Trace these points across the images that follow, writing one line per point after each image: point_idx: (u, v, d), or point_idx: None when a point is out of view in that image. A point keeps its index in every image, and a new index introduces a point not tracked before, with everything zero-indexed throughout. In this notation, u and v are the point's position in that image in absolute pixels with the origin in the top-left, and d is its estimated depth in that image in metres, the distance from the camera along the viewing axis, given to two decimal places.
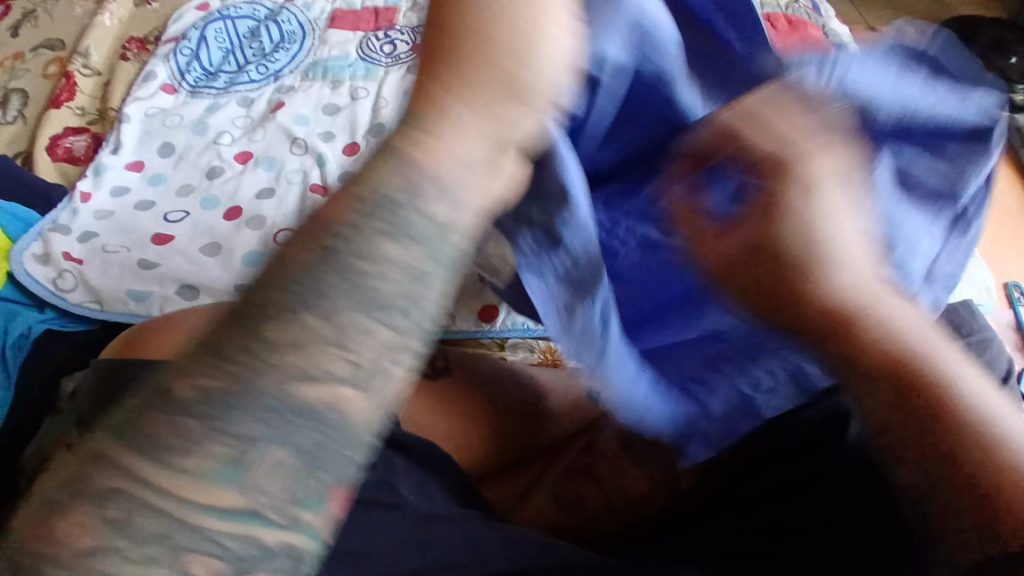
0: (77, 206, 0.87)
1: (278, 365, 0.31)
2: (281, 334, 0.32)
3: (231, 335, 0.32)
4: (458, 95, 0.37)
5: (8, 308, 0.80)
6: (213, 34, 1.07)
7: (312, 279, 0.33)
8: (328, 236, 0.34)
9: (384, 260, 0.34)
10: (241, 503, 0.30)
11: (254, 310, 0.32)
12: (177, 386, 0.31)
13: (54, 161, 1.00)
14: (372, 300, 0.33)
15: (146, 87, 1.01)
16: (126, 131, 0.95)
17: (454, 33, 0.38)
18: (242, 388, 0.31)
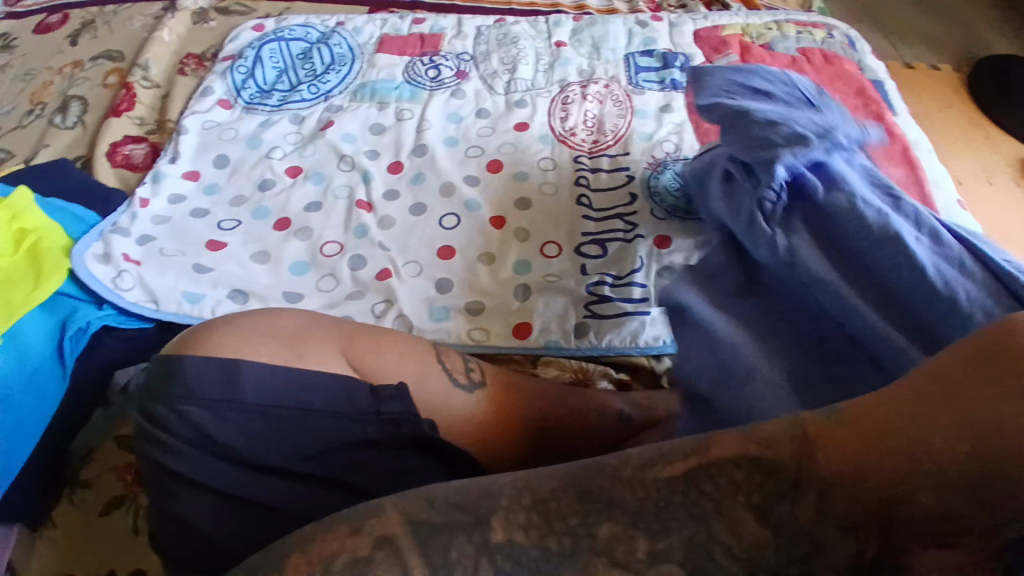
0: (136, 210, 0.92)
1: (590, 570, 0.35)
2: (610, 536, 0.36)
3: (568, 503, 0.37)
4: (918, 429, 0.36)
5: (67, 303, 0.81)
6: (268, 54, 1.13)
7: (660, 496, 0.37)
8: (697, 472, 0.37)
9: (736, 532, 0.35)
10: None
11: (596, 497, 0.37)
12: (495, 523, 0.37)
13: (114, 167, 1.06)
14: (703, 567, 0.34)
15: (203, 101, 1.07)
16: (185, 142, 1.01)
17: (982, 372, 0.35)
18: (554, 560, 0.35)
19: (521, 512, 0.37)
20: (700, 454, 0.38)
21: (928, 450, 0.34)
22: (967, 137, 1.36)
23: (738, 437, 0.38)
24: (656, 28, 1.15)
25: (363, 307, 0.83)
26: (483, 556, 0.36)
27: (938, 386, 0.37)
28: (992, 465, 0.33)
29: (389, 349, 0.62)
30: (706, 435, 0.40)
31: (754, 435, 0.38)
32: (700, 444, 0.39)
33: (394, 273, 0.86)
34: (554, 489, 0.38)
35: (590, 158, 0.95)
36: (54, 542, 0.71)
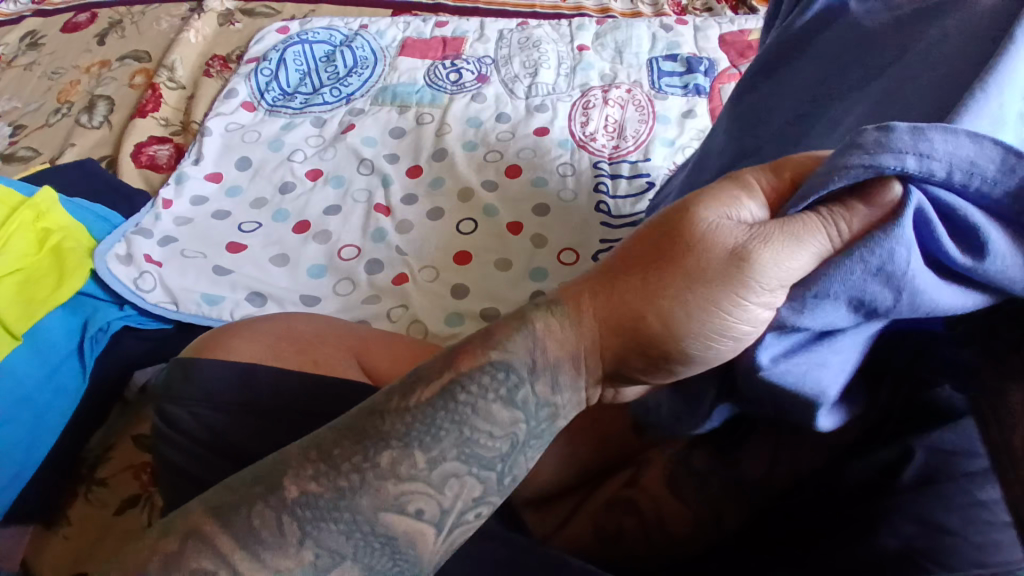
0: (159, 211, 0.93)
1: (381, 493, 0.37)
2: (390, 463, 0.37)
3: (344, 447, 0.37)
4: (614, 310, 0.38)
5: (89, 302, 0.82)
6: (292, 56, 1.14)
7: (424, 417, 0.38)
8: (458, 392, 0.38)
9: (495, 421, 0.38)
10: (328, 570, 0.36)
11: (369, 434, 0.37)
12: (287, 483, 0.36)
13: (139, 167, 1.07)
14: (473, 450, 0.38)
15: (227, 103, 1.08)
16: (209, 144, 1.02)
17: (652, 259, 0.37)
18: (345, 497, 0.36)
19: (308, 465, 0.37)
20: (452, 368, 0.39)
21: (617, 331, 0.38)
22: None
23: (479, 345, 0.39)
24: (681, 32, 1.14)
25: (378, 311, 0.83)
26: (283, 514, 0.36)
27: (621, 276, 0.38)
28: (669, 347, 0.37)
29: (403, 359, 0.62)
30: (453, 346, 0.40)
31: (489, 339, 0.39)
32: (450, 348, 0.40)
33: (410, 278, 0.86)
34: (333, 436, 0.38)
35: (610, 164, 0.95)
36: (70, 539, 0.72)
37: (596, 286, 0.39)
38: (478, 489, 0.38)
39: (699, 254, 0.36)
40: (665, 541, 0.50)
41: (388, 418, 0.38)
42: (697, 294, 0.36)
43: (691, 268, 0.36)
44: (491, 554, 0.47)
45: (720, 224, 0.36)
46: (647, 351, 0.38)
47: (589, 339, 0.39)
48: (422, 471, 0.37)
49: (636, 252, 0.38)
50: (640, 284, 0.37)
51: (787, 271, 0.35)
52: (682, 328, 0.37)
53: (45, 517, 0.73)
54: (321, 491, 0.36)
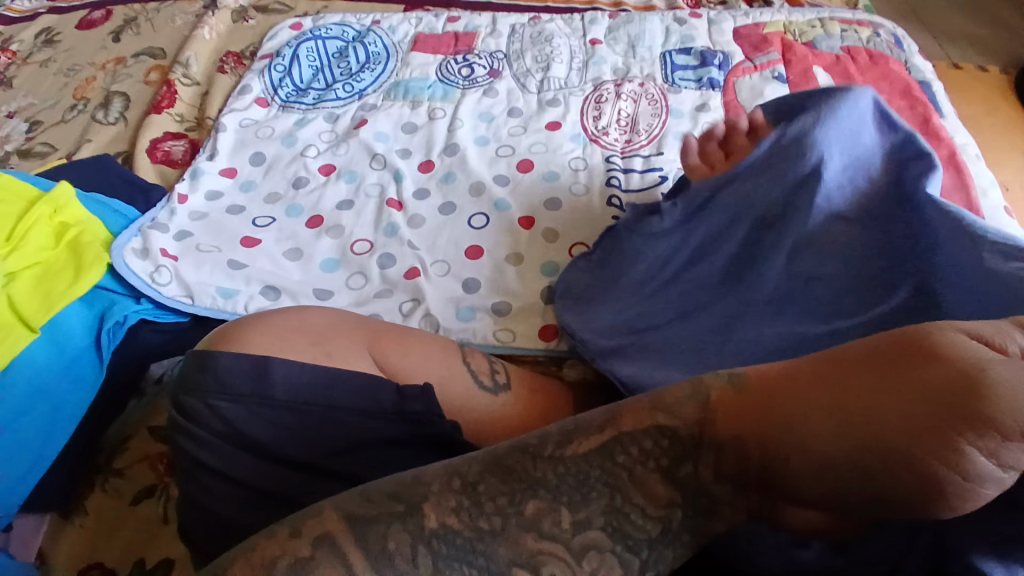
0: (174, 206, 0.94)
1: (521, 545, 0.36)
2: (535, 513, 0.37)
3: (497, 484, 0.38)
4: (803, 418, 0.37)
5: (106, 296, 0.84)
6: (305, 52, 1.15)
7: (580, 469, 0.38)
8: (616, 446, 0.39)
9: (648, 493, 0.38)
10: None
11: (522, 473, 0.38)
12: (426, 510, 0.37)
13: (154, 163, 1.08)
14: (622, 527, 0.37)
15: (241, 99, 1.09)
16: (223, 140, 1.03)
17: (880, 373, 0.36)
18: (485, 539, 0.37)
19: (453, 497, 0.38)
20: (614, 424, 0.39)
21: (815, 441, 0.36)
22: None
23: (646, 402, 0.40)
24: (694, 25, 1.13)
25: (390, 305, 0.83)
26: (419, 543, 0.36)
27: (830, 386, 0.37)
28: (872, 463, 0.35)
29: (414, 350, 0.62)
30: (617, 404, 0.41)
31: (661, 401, 0.40)
32: (612, 405, 0.41)
33: (422, 272, 0.86)
34: (480, 471, 0.39)
35: (622, 159, 0.94)
36: (87, 529, 0.73)
37: (797, 391, 0.38)
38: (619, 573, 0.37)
39: (934, 380, 0.34)
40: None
41: (540, 463, 0.38)
42: (920, 420, 0.34)
43: (914, 391, 0.34)
44: None
45: (960, 347, 0.35)
46: (845, 473, 0.36)
47: (769, 435, 0.38)
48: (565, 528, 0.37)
49: (852, 363, 0.38)
50: (845, 399, 0.36)
51: None
52: (889, 445, 0.34)
53: (61, 507, 0.74)
54: (459, 526, 0.37)
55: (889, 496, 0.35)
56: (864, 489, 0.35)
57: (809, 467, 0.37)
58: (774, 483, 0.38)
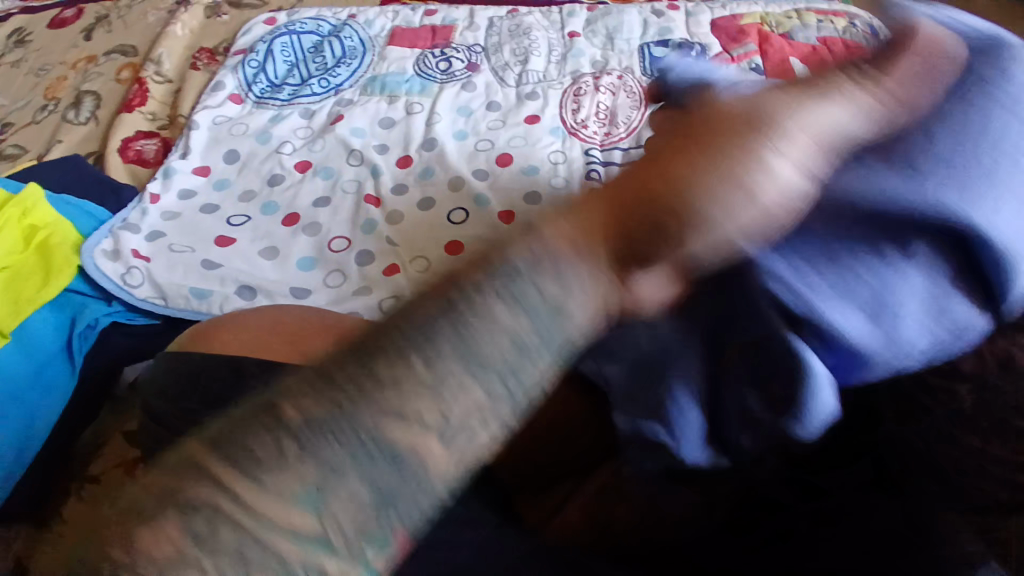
0: (146, 206, 0.92)
1: (379, 411, 0.28)
2: (386, 376, 0.28)
3: (345, 366, 0.29)
4: (619, 190, 0.31)
5: (75, 299, 0.83)
6: (280, 47, 1.13)
7: (423, 319, 0.29)
8: (455, 291, 0.29)
9: (490, 317, 0.28)
10: (314, 529, 0.27)
11: (366, 345, 0.29)
12: (280, 407, 0.28)
13: (126, 162, 1.06)
14: (479, 357, 0.28)
15: (215, 96, 1.07)
16: (196, 137, 1.01)
17: (680, 133, 0.32)
18: (337, 414, 0.28)
19: (304, 390, 0.28)
20: (453, 275, 0.30)
21: (628, 201, 0.30)
22: None
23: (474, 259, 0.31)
24: (672, 18, 1.13)
25: (369, 302, 0.82)
26: (281, 436, 0.28)
27: (639, 164, 0.32)
28: (685, 199, 0.29)
29: None
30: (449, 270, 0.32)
31: (487, 251, 0.31)
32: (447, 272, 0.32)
33: (401, 269, 0.85)
34: (319, 367, 0.29)
35: (602, 152, 0.94)
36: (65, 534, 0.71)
37: (617, 179, 0.32)
38: (483, 398, 0.28)
39: (723, 111, 0.32)
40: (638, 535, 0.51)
41: (385, 324, 0.29)
42: (749, 139, 0.30)
43: (716, 123, 0.32)
44: None
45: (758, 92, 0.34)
46: (661, 223, 0.29)
47: (594, 224, 0.30)
48: (428, 380, 0.28)
49: (668, 142, 0.32)
50: (649, 161, 0.32)
51: (841, 122, 0.32)
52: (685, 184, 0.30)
53: (34, 515, 0.71)
54: (316, 413, 0.28)
55: (715, 232, 0.30)
56: (695, 228, 0.30)
57: (634, 235, 0.30)
58: (620, 269, 0.30)
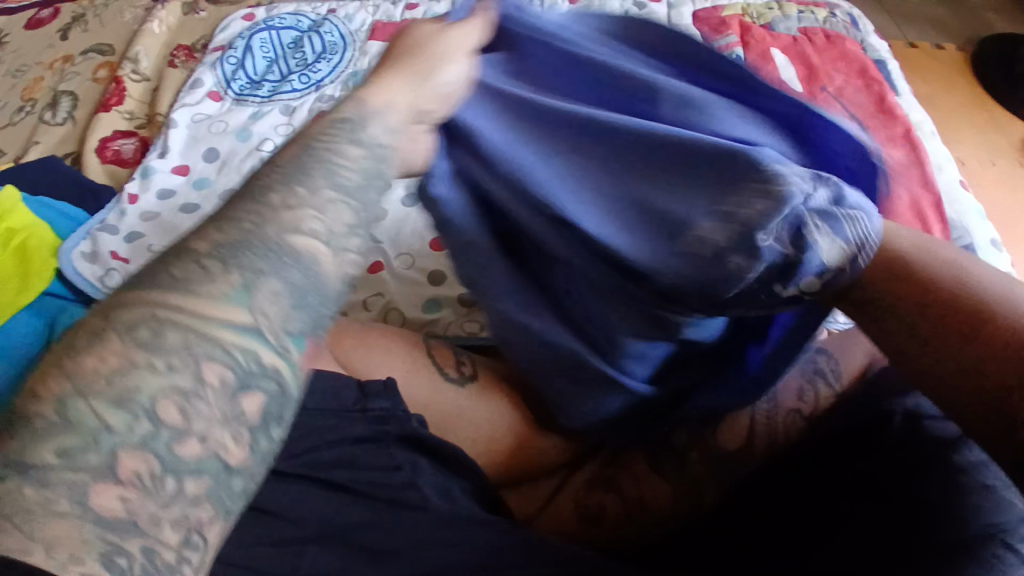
0: (124, 206, 0.91)
1: (275, 220, 0.45)
2: (274, 201, 0.46)
3: (241, 206, 0.46)
4: (390, 69, 0.54)
5: (54, 302, 0.82)
6: (258, 43, 1.11)
7: (285, 171, 0.48)
8: (310, 141, 0.50)
9: (348, 156, 0.49)
10: (247, 321, 0.42)
11: (245, 194, 0.47)
12: (194, 245, 0.44)
13: (103, 163, 1.04)
14: (339, 180, 0.48)
15: (193, 94, 1.05)
16: (174, 136, 0.99)
17: (396, 51, 0.56)
18: (240, 235, 0.44)
19: (215, 233, 0.44)
20: (302, 137, 0.51)
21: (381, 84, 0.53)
22: (988, 112, 1.32)
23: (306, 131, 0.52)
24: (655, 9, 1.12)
25: (353, 300, 0.81)
26: (198, 260, 0.43)
27: (378, 66, 0.55)
28: (418, 60, 0.54)
29: (376, 348, 0.63)
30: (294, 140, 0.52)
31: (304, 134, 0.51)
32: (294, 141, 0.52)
33: (386, 265, 0.84)
34: (212, 221, 0.46)
35: None
36: None
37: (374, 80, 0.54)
38: (350, 217, 0.47)
39: (412, 29, 0.57)
40: (645, 515, 0.60)
41: (275, 169, 0.48)
42: (434, 46, 0.55)
43: (404, 40, 0.56)
44: (471, 537, 0.50)
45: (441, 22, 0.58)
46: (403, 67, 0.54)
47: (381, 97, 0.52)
48: (310, 201, 0.46)
49: (386, 57, 0.56)
50: (383, 61, 0.56)
51: (473, 37, 0.57)
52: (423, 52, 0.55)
53: None
54: (230, 241, 0.44)
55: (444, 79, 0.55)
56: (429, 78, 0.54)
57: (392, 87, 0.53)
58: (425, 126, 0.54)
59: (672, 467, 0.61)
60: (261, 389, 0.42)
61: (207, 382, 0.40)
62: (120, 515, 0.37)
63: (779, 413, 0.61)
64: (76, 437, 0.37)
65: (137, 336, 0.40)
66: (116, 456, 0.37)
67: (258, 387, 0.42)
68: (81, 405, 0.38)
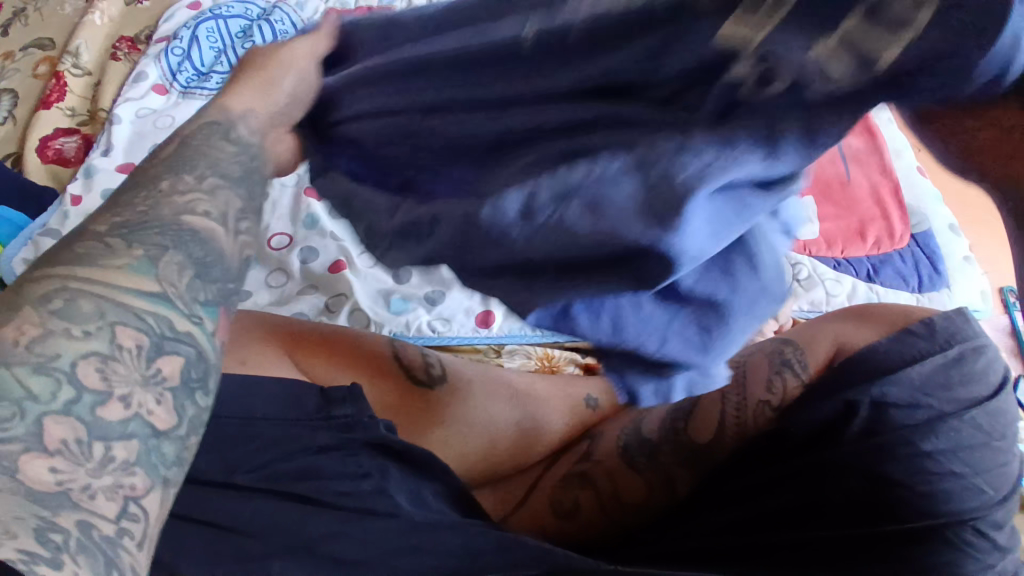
0: (67, 209, 0.86)
1: (168, 203, 0.42)
2: (167, 187, 0.43)
3: (128, 196, 0.43)
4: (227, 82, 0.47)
5: None
6: (205, 33, 1.06)
7: (163, 166, 0.44)
8: (183, 142, 0.46)
9: (225, 150, 0.45)
10: (157, 289, 0.39)
11: (130, 187, 0.44)
12: (89, 228, 0.40)
13: (44, 162, 0.99)
14: (222, 170, 0.44)
15: (137, 88, 1.00)
16: (117, 133, 0.94)
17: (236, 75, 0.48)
18: (133, 219, 0.41)
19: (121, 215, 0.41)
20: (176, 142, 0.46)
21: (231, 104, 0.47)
22: None
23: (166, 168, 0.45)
24: None
25: (314, 300, 0.78)
26: (103, 237, 0.39)
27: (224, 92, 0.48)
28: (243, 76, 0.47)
29: (341, 354, 0.61)
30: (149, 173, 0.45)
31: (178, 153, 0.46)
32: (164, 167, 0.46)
33: (347, 264, 0.80)
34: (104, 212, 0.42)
35: None
36: None
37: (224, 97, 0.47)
38: (241, 204, 0.44)
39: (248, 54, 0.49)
40: (619, 507, 0.59)
41: (159, 160, 0.45)
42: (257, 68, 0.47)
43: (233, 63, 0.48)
44: (443, 544, 0.48)
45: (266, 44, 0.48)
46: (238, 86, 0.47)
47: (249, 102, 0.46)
48: (197, 186, 0.43)
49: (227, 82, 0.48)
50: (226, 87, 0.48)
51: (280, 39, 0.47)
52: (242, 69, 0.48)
53: None
54: (128, 221, 0.41)
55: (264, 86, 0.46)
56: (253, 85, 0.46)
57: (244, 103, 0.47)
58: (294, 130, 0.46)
59: (644, 460, 0.60)
60: (178, 354, 0.38)
61: (124, 345, 0.37)
62: (53, 486, 0.33)
63: (747, 405, 0.59)
64: (2, 402, 0.33)
65: (50, 305, 0.36)
66: (41, 423, 0.34)
67: (175, 352, 0.38)
68: (4, 374, 0.34)
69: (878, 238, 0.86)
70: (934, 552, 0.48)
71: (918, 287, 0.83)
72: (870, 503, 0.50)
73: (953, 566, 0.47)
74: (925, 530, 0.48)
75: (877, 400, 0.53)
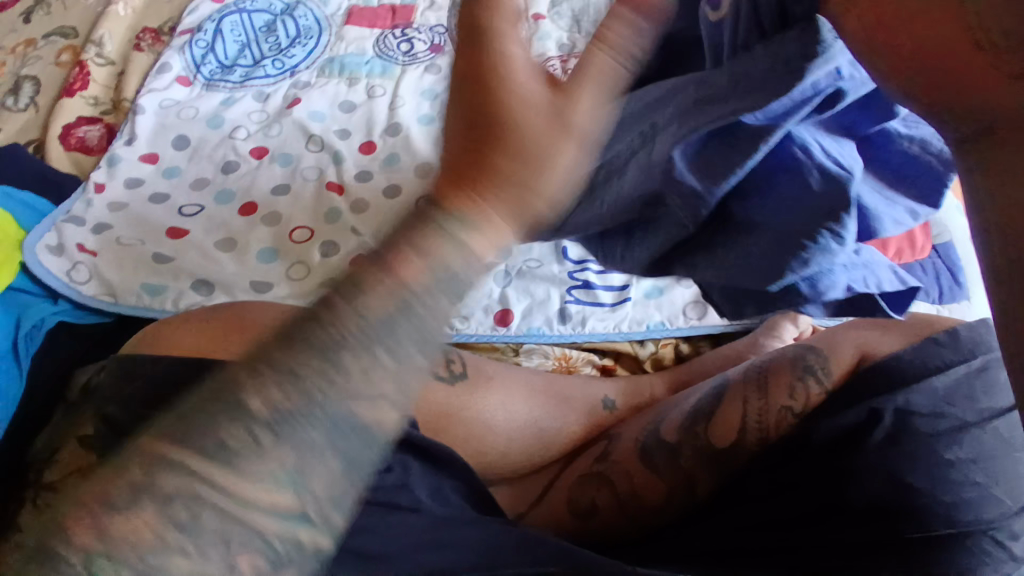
0: (90, 197, 0.87)
1: (339, 390, 0.34)
2: (351, 363, 0.34)
3: (301, 356, 0.34)
4: (458, 102, 0.35)
5: (19, 298, 0.78)
6: (229, 27, 1.07)
7: (361, 322, 0.34)
8: (405, 286, 0.35)
9: (442, 314, 0.36)
10: (293, 506, 0.36)
11: (312, 320, 0.35)
12: (249, 396, 0.34)
13: (67, 150, 1.00)
14: (429, 344, 0.36)
15: (160, 79, 1.01)
16: (141, 124, 0.95)
17: (466, 94, 0.35)
18: (295, 403, 0.34)
19: (276, 388, 0.34)
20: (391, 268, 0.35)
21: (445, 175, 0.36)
22: None
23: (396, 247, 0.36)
24: None
25: None
26: (254, 427, 0.34)
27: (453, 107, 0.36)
28: (472, 126, 0.35)
29: None
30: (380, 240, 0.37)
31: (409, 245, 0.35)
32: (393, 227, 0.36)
33: None
34: (272, 358, 0.34)
35: None
36: None
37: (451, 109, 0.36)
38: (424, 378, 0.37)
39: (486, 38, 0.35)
40: (639, 508, 0.59)
41: (363, 308, 0.34)
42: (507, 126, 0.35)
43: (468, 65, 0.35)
44: (466, 540, 0.49)
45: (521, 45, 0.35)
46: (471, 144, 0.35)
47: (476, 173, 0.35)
48: (391, 369, 0.35)
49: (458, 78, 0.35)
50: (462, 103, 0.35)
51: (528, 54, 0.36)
52: (492, 105, 0.35)
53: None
54: (292, 406, 0.34)
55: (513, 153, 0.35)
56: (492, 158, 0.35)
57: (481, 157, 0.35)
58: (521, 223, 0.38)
59: (665, 461, 0.60)
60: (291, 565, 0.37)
61: (241, 568, 0.35)
62: None
63: (769, 410, 0.59)
64: None
65: (174, 513, 0.34)
66: None
67: (289, 562, 0.37)
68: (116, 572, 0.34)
69: (899, 248, 0.85)
70: (950, 559, 0.48)
71: (938, 299, 0.84)
72: (899, 514, 0.50)
73: (969, 572, 0.48)
74: (944, 536, 0.49)
75: (900, 408, 0.53)
